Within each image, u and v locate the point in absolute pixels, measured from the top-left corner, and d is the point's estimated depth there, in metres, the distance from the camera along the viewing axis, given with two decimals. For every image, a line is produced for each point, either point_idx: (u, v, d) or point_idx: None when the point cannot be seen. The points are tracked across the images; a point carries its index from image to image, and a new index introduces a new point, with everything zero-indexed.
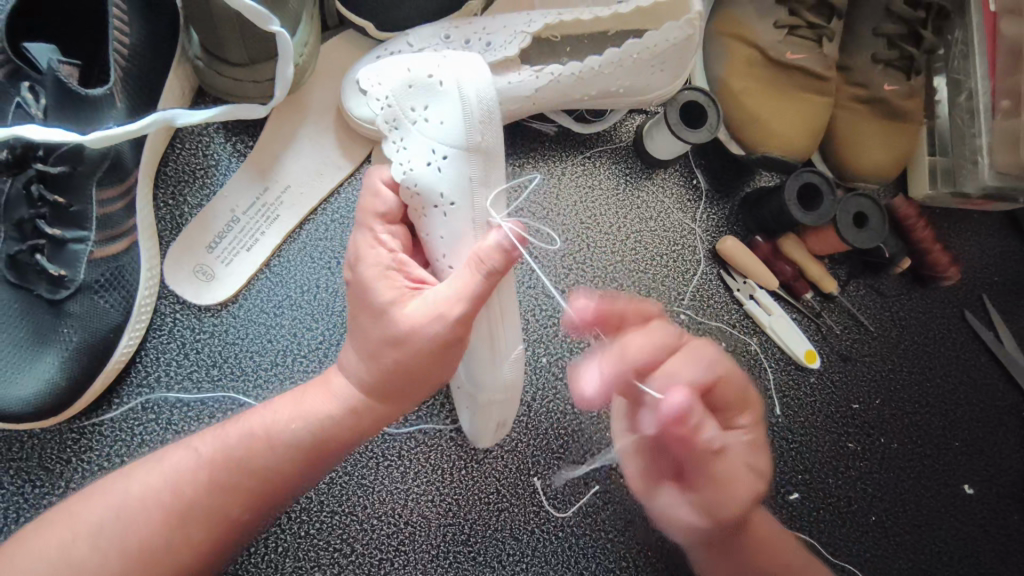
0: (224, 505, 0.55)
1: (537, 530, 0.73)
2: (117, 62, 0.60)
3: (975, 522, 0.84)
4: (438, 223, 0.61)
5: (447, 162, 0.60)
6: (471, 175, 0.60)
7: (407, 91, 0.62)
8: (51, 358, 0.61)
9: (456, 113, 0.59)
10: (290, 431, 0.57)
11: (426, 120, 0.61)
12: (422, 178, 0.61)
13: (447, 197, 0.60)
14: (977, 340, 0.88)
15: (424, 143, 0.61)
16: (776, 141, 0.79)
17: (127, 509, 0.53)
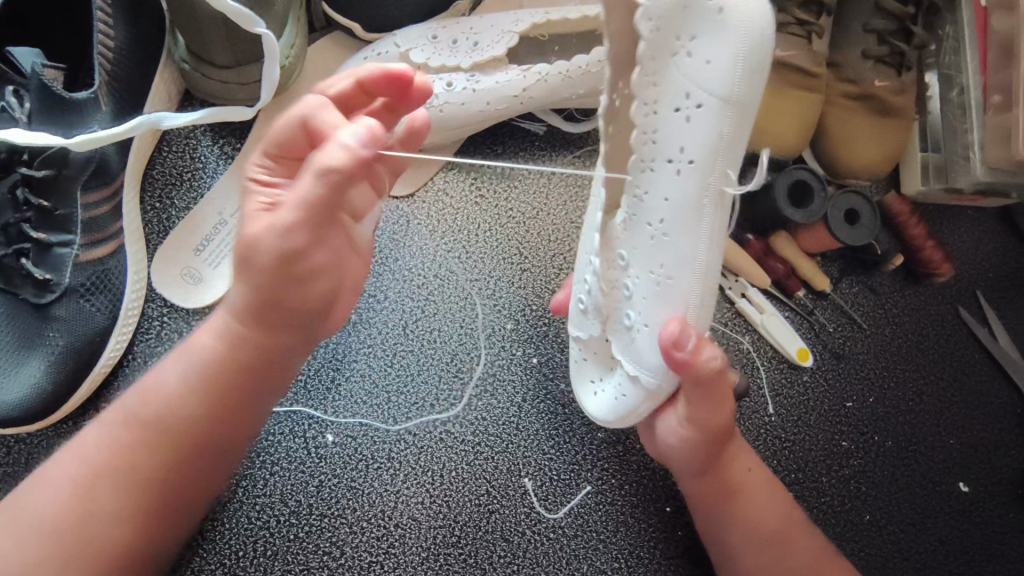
0: (129, 475, 0.56)
1: (528, 532, 0.73)
2: (102, 65, 0.61)
3: (970, 520, 0.84)
4: (658, 180, 0.58)
5: (699, 111, 0.56)
6: (724, 132, 0.56)
7: (677, 13, 0.55)
8: (37, 362, 0.61)
9: (732, 53, 0.54)
10: (173, 388, 0.58)
11: (688, 53, 0.56)
12: (659, 129, 0.57)
13: (686, 153, 0.56)
14: (972, 337, 0.88)
15: (680, 85, 0.56)
16: (765, 137, 0.78)
17: (46, 503, 0.55)
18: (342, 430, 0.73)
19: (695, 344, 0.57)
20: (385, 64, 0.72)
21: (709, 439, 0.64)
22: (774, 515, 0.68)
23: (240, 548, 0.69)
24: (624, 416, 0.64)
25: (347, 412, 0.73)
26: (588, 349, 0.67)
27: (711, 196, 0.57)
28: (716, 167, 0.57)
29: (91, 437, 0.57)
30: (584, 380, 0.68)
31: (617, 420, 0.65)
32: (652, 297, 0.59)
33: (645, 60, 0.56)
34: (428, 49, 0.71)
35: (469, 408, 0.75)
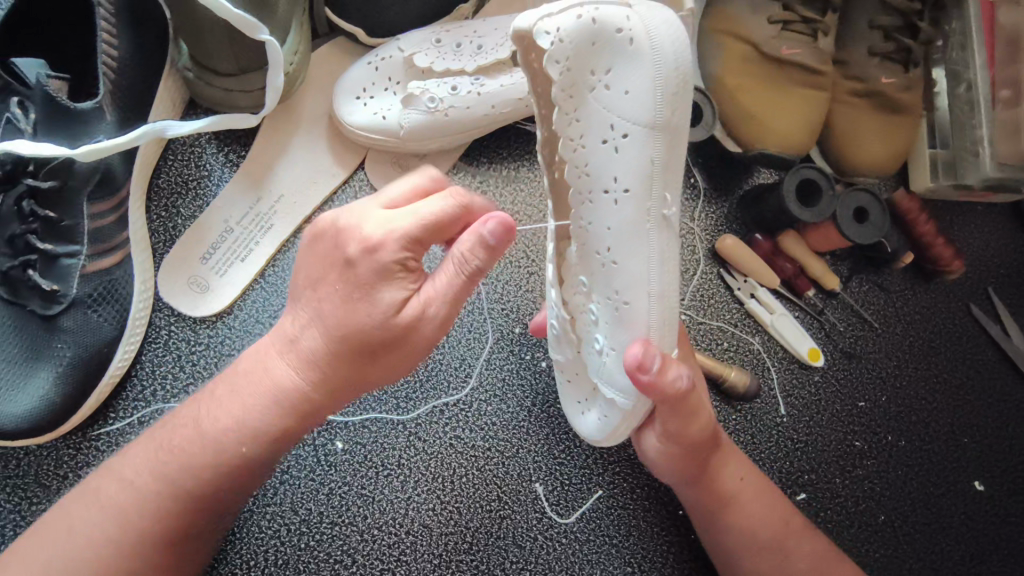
0: (160, 512, 0.55)
1: (540, 537, 0.72)
2: (106, 75, 0.60)
3: (986, 519, 0.83)
4: (603, 210, 0.56)
5: (626, 141, 0.53)
6: (652, 157, 0.53)
7: (587, 49, 0.53)
8: (45, 373, 0.61)
9: (649, 78, 0.52)
10: (227, 444, 0.56)
11: (606, 85, 0.53)
12: (592, 160, 0.55)
13: (620, 183, 0.54)
14: (984, 334, 0.87)
15: (602, 117, 0.54)
16: (774, 137, 0.77)
17: (71, 552, 0.53)
18: (351, 437, 0.72)
19: (662, 366, 0.54)
20: (389, 69, 0.72)
21: (693, 449, 0.63)
22: (772, 522, 0.67)
23: (251, 558, 0.68)
24: (606, 435, 0.63)
25: (356, 419, 0.73)
26: (569, 372, 0.66)
27: (654, 218, 0.55)
28: (652, 190, 0.54)
29: (117, 486, 0.55)
30: (571, 401, 0.67)
31: (603, 440, 0.64)
32: (613, 321, 0.57)
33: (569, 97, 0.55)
34: (431, 53, 0.71)
35: (479, 413, 0.74)
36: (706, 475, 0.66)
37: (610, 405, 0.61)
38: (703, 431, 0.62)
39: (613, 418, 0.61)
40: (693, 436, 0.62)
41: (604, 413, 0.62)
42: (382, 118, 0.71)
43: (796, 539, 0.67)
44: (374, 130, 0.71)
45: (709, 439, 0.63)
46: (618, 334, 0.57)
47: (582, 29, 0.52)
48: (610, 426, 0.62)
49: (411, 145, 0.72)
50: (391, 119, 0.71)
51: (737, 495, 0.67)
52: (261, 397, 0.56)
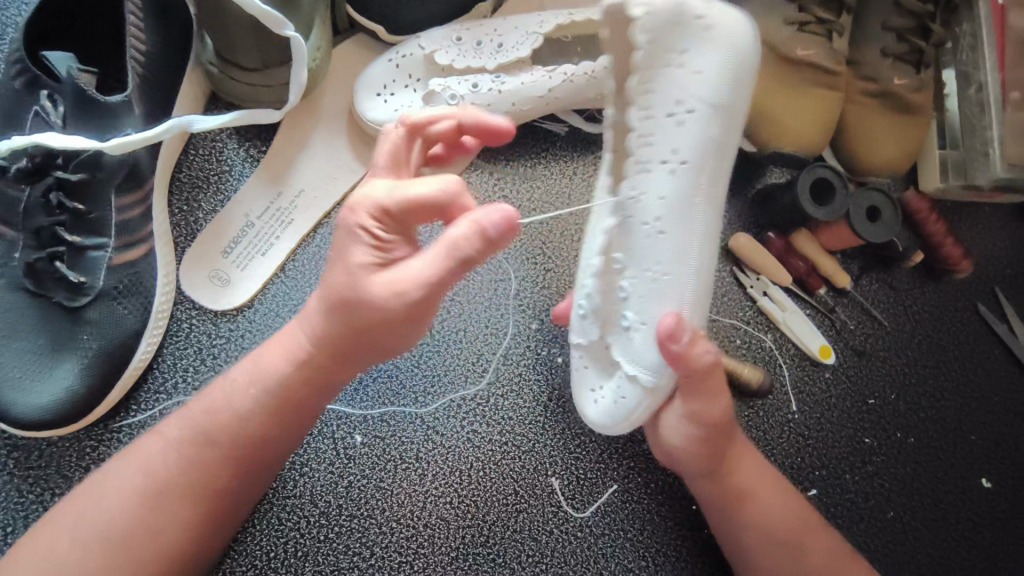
0: (192, 485, 0.57)
1: (556, 530, 0.73)
2: (133, 68, 0.61)
3: (993, 516, 0.84)
4: (657, 183, 0.57)
5: (693, 114, 0.56)
6: (714, 136, 0.56)
7: (667, 32, 0.55)
8: (70, 365, 0.61)
9: (729, 60, 0.55)
10: (249, 396, 0.58)
11: (687, 66, 0.55)
12: (658, 130, 0.56)
13: (679, 154, 0.56)
14: (991, 333, 0.88)
15: (672, 93, 0.56)
16: (787, 136, 0.79)
17: (109, 511, 0.55)
18: (369, 430, 0.73)
19: (692, 338, 0.56)
20: (409, 67, 0.73)
21: (711, 438, 0.63)
22: (790, 518, 0.67)
23: (270, 550, 0.69)
24: (629, 416, 0.62)
25: (375, 412, 0.73)
26: (589, 358, 0.65)
27: (701, 192, 0.57)
28: (709, 163, 0.57)
29: (154, 448, 0.57)
30: (583, 389, 0.66)
31: (624, 425, 0.63)
32: (648, 296, 0.58)
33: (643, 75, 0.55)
34: (452, 52, 0.71)
35: (496, 408, 0.75)
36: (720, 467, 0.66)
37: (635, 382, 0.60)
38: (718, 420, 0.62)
39: (638, 395, 0.61)
40: (710, 423, 0.62)
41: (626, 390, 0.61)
42: (402, 114, 0.72)
43: (812, 533, 0.67)
44: None
45: (724, 430, 0.63)
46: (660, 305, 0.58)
47: (670, 10, 0.54)
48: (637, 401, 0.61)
49: None
50: (411, 115, 0.71)
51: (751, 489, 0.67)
52: (279, 358, 0.59)
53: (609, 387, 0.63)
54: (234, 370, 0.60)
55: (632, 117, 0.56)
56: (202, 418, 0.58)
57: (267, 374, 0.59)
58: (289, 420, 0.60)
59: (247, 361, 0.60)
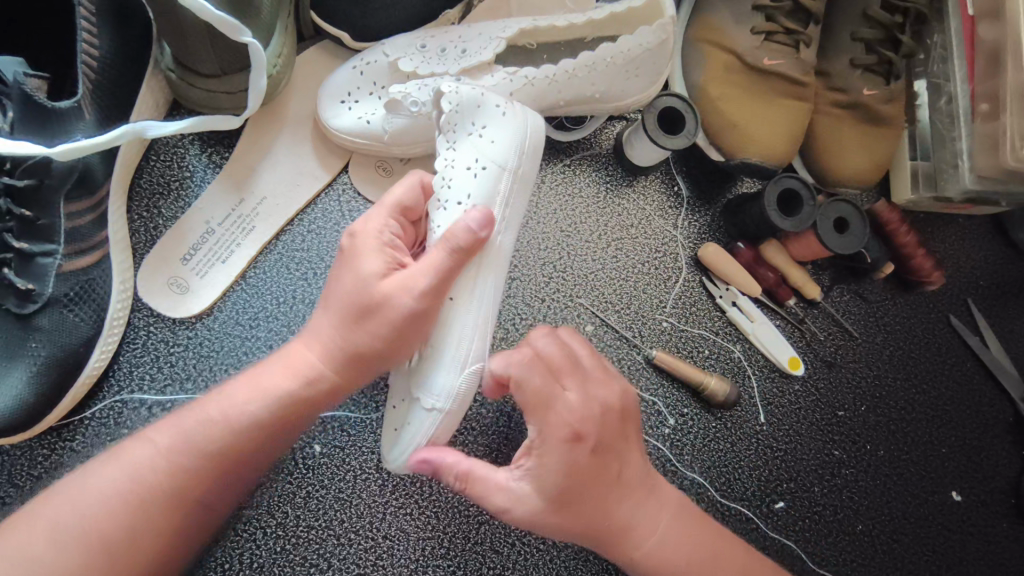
0: (182, 493, 0.53)
1: (518, 543, 0.72)
2: (87, 74, 0.60)
3: (963, 529, 0.83)
4: (447, 216, 0.64)
5: (485, 173, 0.64)
6: (499, 192, 0.64)
7: (471, 108, 0.66)
8: (18, 373, 0.60)
9: (514, 140, 0.65)
10: (249, 413, 0.55)
11: (479, 135, 0.65)
12: (454, 178, 0.64)
13: (472, 199, 0.64)
14: (963, 345, 0.88)
15: (471, 151, 0.65)
16: (754, 146, 0.78)
17: (87, 508, 0.50)
18: (330, 441, 0.72)
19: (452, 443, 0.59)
20: (373, 73, 0.72)
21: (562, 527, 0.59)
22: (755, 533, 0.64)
23: (226, 561, 0.68)
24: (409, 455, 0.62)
25: (335, 423, 0.72)
26: (395, 398, 0.65)
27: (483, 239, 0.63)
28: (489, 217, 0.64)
29: (141, 452, 0.53)
30: (389, 428, 0.64)
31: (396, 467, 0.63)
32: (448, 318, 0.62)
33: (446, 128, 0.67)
34: (416, 59, 0.71)
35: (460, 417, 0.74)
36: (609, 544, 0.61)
37: (427, 411, 0.61)
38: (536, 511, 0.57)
39: (427, 425, 0.61)
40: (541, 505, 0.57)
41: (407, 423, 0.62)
42: (366, 122, 0.71)
43: None
44: (357, 134, 0.72)
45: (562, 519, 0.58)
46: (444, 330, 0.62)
47: (473, 94, 0.66)
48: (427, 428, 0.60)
49: (396, 150, 0.73)
50: (375, 123, 0.71)
51: (653, 557, 0.61)
52: (280, 374, 0.58)
53: (400, 427, 0.63)
54: (233, 386, 0.57)
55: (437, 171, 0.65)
56: (195, 429, 0.54)
57: (269, 390, 0.57)
58: (285, 433, 0.58)
59: (245, 377, 0.58)
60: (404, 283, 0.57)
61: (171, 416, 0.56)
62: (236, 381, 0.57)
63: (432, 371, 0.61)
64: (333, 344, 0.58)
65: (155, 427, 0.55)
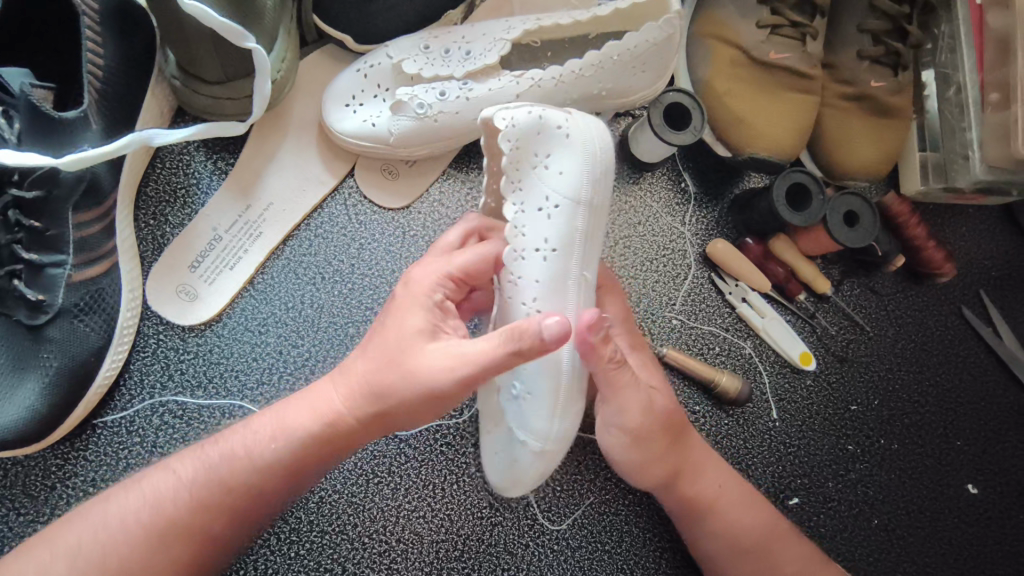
0: (201, 521, 0.53)
1: (531, 544, 0.72)
2: (92, 84, 0.60)
3: (977, 522, 0.83)
4: (533, 266, 0.59)
5: (558, 211, 0.59)
6: (576, 228, 0.59)
7: (533, 135, 0.59)
8: (32, 384, 0.60)
9: (582, 168, 0.59)
10: (271, 450, 0.55)
11: (545, 166, 0.59)
12: (528, 221, 0.59)
13: (550, 244, 0.59)
14: (976, 336, 0.87)
15: (539, 188, 0.59)
16: (762, 140, 0.77)
17: (106, 534, 0.52)
18: None
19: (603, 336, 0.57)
20: (377, 76, 0.72)
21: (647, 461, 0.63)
22: (760, 529, 0.66)
23: (241, 567, 0.68)
24: (518, 481, 0.63)
25: None
26: (489, 421, 0.65)
27: (569, 283, 0.59)
28: (572, 259, 0.59)
29: (163, 481, 0.54)
30: (490, 453, 0.65)
31: (513, 484, 0.63)
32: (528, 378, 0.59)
33: (510, 170, 0.60)
34: (420, 60, 0.70)
35: (471, 420, 0.74)
36: (677, 473, 0.64)
37: (530, 450, 0.61)
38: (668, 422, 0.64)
39: (536, 463, 0.61)
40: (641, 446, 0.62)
41: (517, 456, 0.62)
42: (371, 125, 0.71)
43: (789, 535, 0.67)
44: (362, 137, 0.71)
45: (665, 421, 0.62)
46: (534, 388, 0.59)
47: (531, 122, 0.59)
48: (535, 470, 0.61)
49: (401, 152, 0.73)
50: (380, 125, 0.71)
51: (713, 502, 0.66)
52: (306, 414, 0.56)
53: (504, 453, 0.63)
54: (259, 421, 0.57)
55: (507, 211, 0.60)
56: (219, 462, 0.55)
57: (292, 431, 0.55)
58: (307, 469, 0.56)
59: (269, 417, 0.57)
60: (451, 357, 0.52)
61: (200, 447, 0.56)
62: (262, 423, 0.57)
63: (543, 411, 0.59)
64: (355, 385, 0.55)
65: (175, 457, 0.56)
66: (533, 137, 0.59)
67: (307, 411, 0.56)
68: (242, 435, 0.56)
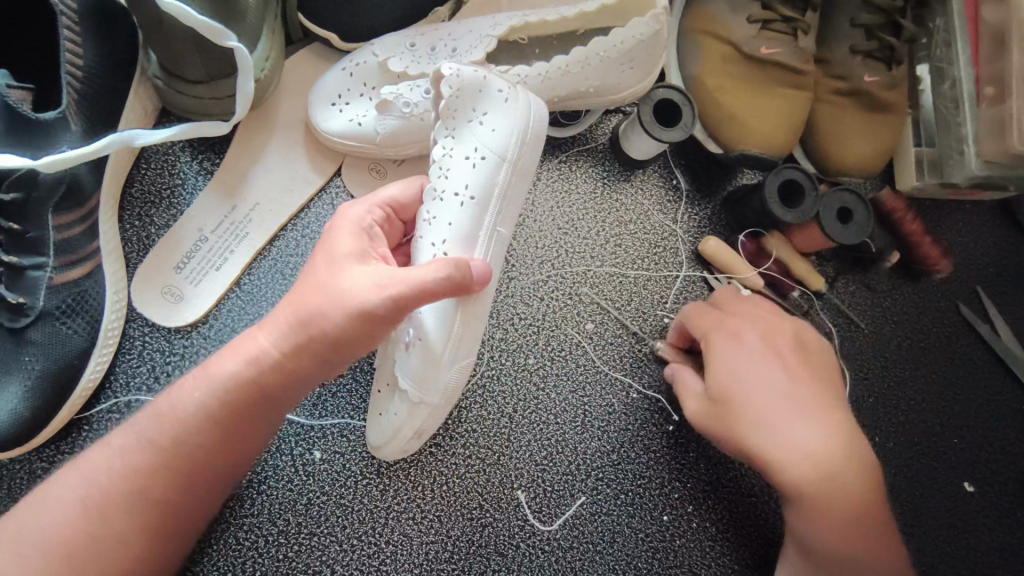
0: (145, 492, 0.54)
1: (522, 545, 0.72)
2: (71, 85, 0.60)
3: (976, 522, 0.81)
4: (450, 209, 0.62)
5: (483, 163, 0.63)
6: (496, 182, 0.64)
7: (474, 92, 0.64)
8: (14, 387, 0.60)
9: (513, 127, 0.64)
10: (195, 400, 0.56)
11: (480, 122, 0.64)
12: (453, 165, 0.63)
13: (469, 191, 0.63)
14: (973, 333, 0.86)
15: (470, 139, 0.64)
16: (753, 137, 0.76)
17: (51, 519, 0.52)
18: (330, 447, 0.71)
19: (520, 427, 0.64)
20: (363, 74, 0.71)
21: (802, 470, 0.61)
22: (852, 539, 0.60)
23: (228, 569, 0.67)
24: (387, 437, 0.66)
25: (335, 428, 0.72)
26: (381, 381, 0.67)
27: (481, 235, 0.63)
28: (486, 211, 0.63)
29: (103, 459, 0.55)
30: (374, 413, 0.68)
31: (390, 443, 0.66)
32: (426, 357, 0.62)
33: (445, 118, 0.64)
34: (406, 58, 0.70)
35: (460, 420, 0.74)
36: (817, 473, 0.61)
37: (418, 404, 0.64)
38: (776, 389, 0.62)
39: (404, 414, 0.64)
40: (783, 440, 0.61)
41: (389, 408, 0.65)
42: (358, 124, 0.70)
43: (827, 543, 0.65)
44: (349, 137, 0.71)
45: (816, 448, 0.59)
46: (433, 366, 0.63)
47: (474, 76, 0.64)
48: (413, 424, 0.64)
49: (389, 152, 0.72)
50: (366, 125, 0.70)
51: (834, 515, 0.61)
52: (235, 361, 0.57)
53: (387, 414, 0.66)
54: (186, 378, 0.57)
55: (435, 152, 0.64)
56: (151, 427, 0.55)
57: (217, 379, 0.56)
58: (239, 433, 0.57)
59: (197, 371, 0.58)
60: (378, 284, 0.54)
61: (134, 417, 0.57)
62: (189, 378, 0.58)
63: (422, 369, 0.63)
64: (286, 326, 0.56)
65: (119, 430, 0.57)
66: (469, 94, 0.64)
67: (236, 356, 0.57)
68: (169, 395, 0.57)
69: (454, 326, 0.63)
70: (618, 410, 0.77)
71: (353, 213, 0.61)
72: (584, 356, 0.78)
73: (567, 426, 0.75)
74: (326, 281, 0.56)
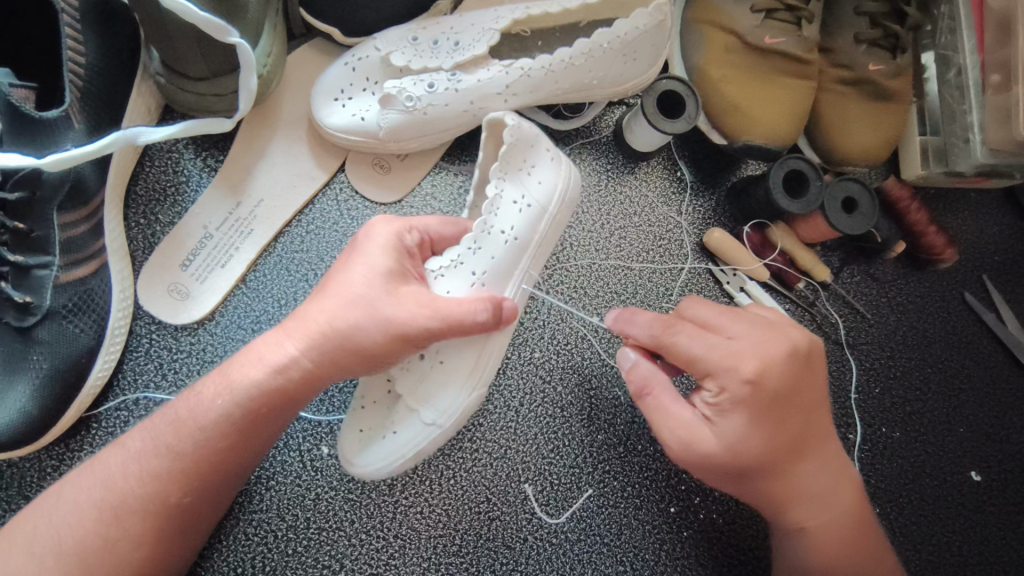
0: (152, 489, 0.54)
1: (530, 538, 0.72)
2: (73, 83, 0.59)
3: (982, 509, 0.81)
4: (495, 245, 0.64)
5: (528, 210, 0.65)
6: (537, 229, 0.66)
7: (529, 144, 0.65)
8: (21, 386, 0.60)
9: (556, 184, 0.67)
10: (216, 408, 0.55)
11: (529, 173, 0.66)
12: (502, 205, 0.64)
13: (514, 233, 0.64)
14: (978, 322, 0.86)
15: (519, 185, 0.65)
16: (756, 128, 0.76)
17: (61, 520, 0.53)
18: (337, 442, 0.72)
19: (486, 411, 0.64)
20: (365, 69, 0.71)
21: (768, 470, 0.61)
22: (844, 518, 0.64)
23: (238, 565, 0.68)
24: (394, 460, 0.65)
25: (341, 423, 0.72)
26: (365, 398, 0.67)
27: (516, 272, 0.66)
28: (524, 253, 0.66)
29: (110, 458, 0.55)
30: (353, 427, 0.66)
31: (381, 463, 0.65)
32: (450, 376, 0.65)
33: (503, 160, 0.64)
34: (408, 52, 0.69)
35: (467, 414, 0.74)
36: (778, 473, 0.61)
37: (424, 424, 0.65)
38: (705, 460, 0.59)
39: (422, 438, 0.65)
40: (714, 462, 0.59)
41: (399, 429, 0.65)
42: (360, 119, 0.70)
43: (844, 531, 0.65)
44: (352, 133, 0.70)
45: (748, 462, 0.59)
46: (454, 383, 0.65)
47: (532, 133, 0.65)
48: (416, 442, 0.65)
49: (392, 147, 0.72)
50: (370, 120, 0.70)
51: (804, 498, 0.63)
52: (253, 368, 0.56)
53: (376, 432, 0.65)
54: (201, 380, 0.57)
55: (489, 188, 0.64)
56: (166, 429, 0.55)
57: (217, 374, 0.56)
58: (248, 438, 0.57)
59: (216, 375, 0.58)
60: (428, 304, 0.57)
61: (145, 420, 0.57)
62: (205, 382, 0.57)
63: (441, 388, 0.65)
64: (307, 331, 0.56)
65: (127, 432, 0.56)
66: (524, 150, 0.65)
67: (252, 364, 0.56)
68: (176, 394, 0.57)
69: (484, 347, 0.66)
70: (625, 402, 0.77)
71: (392, 225, 0.60)
72: (589, 347, 0.78)
73: (573, 418, 0.75)
74: (365, 294, 0.56)
